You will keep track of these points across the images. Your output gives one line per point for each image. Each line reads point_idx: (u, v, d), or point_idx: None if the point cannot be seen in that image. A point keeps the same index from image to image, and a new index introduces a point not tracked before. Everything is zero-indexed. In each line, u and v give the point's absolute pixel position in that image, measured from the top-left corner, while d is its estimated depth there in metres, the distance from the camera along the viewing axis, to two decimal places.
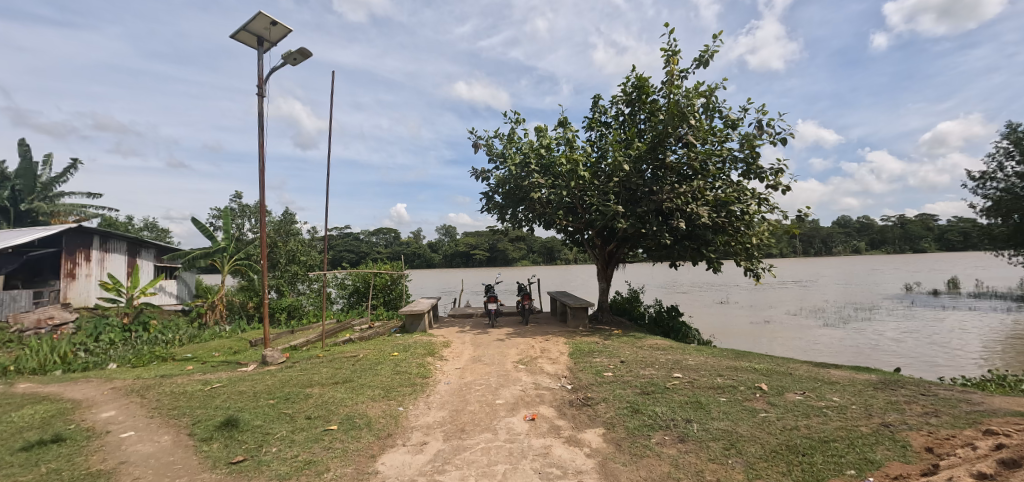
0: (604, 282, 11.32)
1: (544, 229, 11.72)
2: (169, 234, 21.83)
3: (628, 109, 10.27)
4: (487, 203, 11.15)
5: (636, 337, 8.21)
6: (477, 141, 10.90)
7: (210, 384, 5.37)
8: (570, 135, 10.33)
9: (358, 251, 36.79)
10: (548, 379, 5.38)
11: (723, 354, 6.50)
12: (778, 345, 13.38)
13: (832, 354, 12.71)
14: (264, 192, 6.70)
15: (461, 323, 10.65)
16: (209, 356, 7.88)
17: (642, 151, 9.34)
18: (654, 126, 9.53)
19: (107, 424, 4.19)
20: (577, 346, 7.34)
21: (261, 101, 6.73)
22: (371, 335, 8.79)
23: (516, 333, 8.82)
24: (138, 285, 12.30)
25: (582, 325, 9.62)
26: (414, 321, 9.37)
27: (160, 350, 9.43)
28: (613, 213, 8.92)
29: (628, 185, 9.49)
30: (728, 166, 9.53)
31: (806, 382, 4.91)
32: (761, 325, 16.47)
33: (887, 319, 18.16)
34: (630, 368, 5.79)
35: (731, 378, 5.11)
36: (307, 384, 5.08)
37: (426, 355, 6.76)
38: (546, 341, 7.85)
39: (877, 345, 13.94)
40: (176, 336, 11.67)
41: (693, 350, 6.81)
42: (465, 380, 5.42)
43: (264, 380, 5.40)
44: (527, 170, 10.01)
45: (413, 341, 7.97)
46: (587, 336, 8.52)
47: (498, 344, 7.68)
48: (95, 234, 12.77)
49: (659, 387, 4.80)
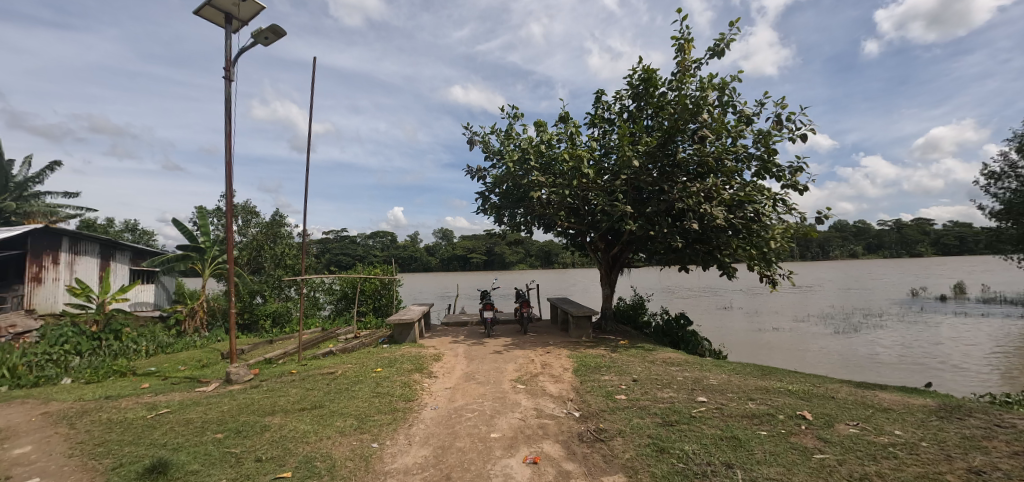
0: (608, 288, 10.61)
1: (544, 232, 11.02)
2: (151, 237, 21.01)
3: (633, 104, 9.60)
4: (483, 203, 10.43)
5: (645, 350, 7.48)
6: (473, 137, 10.19)
7: (156, 410, 4.57)
8: (572, 131, 9.64)
9: (354, 255, 35.99)
10: (551, 403, 4.63)
11: (746, 371, 5.79)
12: (789, 354, 12.64)
13: (848, 363, 11.97)
14: (232, 188, 5.94)
15: (455, 332, 9.89)
16: (173, 370, 7.12)
17: (651, 147, 8.64)
18: (663, 121, 8.85)
19: (11, 466, 3.42)
20: (582, 360, 6.62)
21: (229, 85, 6.00)
22: (355, 346, 8.01)
23: (515, 344, 8.07)
24: (109, 291, 11.48)
25: (586, 335, 8.87)
26: (403, 331, 8.63)
27: (124, 362, 8.63)
28: (620, 214, 8.17)
29: (635, 184, 8.79)
30: (742, 164, 8.85)
31: (856, 410, 4.21)
32: (769, 333, 15.76)
33: (897, 325, 17.53)
34: (646, 389, 5.04)
35: (767, 404, 4.39)
36: (268, 411, 4.30)
37: (412, 372, 6.01)
38: (547, 353, 7.14)
39: (892, 353, 13.27)
40: (147, 345, 11.10)
41: (713, 366, 6.10)
42: (454, 404, 4.67)
43: (219, 405, 4.62)
44: (526, 168, 9.30)
45: (400, 354, 7.24)
46: (592, 348, 7.79)
47: (494, 357, 6.96)
48: (64, 235, 11.85)
49: (684, 416, 4.05)
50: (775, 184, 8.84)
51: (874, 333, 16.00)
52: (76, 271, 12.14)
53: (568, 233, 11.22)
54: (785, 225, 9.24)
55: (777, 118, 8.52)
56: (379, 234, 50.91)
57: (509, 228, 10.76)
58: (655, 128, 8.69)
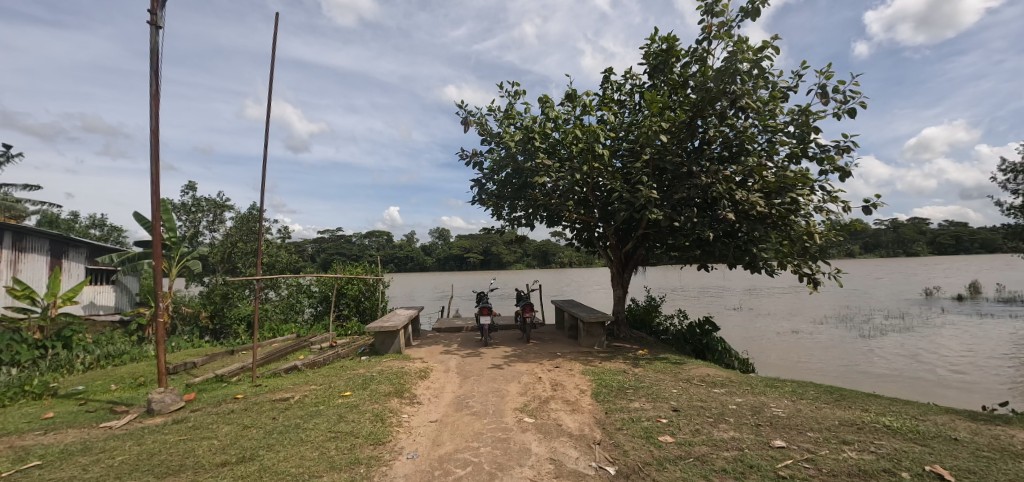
0: (620, 290, 9.43)
1: (548, 226, 9.82)
2: (122, 234, 19.59)
3: (650, 79, 8.34)
4: (478, 192, 9.17)
5: (674, 364, 6.23)
6: (466, 118, 8.90)
7: (22, 463, 3.27)
8: (581, 110, 8.40)
9: (349, 255, 34.86)
10: (572, 450, 3.36)
11: (814, 397, 4.59)
12: (817, 361, 11.43)
13: (885, 369, 10.76)
14: (158, 162, 4.66)
15: (447, 339, 8.61)
16: (100, 392, 5.83)
17: (676, 124, 7.38)
18: (689, 95, 7.60)
19: None
20: (601, 378, 5.40)
21: (155, 32, 4.73)
22: (328, 359, 6.72)
23: (517, 357, 6.82)
24: (57, 292, 10.10)
25: (599, 344, 7.65)
26: (386, 340, 7.35)
27: (54, 377, 7.27)
28: (643, 201, 6.92)
29: (658, 166, 7.56)
30: (780, 145, 7.61)
31: (1003, 463, 3.01)
32: (788, 336, 14.59)
33: (922, 327, 16.37)
34: (697, 425, 3.78)
35: (875, 455, 3.17)
36: (171, 469, 3.02)
37: (389, 396, 4.74)
38: (557, 369, 5.91)
39: (927, 357, 12.09)
40: (85, 355, 9.17)
41: (767, 389, 4.89)
42: (439, 451, 3.39)
43: (112, 456, 3.33)
44: (529, 150, 8.03)
45: (380, 370, 6.01)
46: (608, 361, 6.55)
47: (494, 374, 5.71)
48: (7, 229, 10.46)
49: (770, 477, 2.80)
50: (819, 168, 7.62)
51: (901, 336, 14.84)
52: (21, 271, 10.73)
53: (574, 228, 10.02)
54: (828, 215, 8.03)
55: (822, 90, 7.30)
56: (372, 234, 49.54)
57: (507, 223, 9.51)
58: (680, 102, 7.47)
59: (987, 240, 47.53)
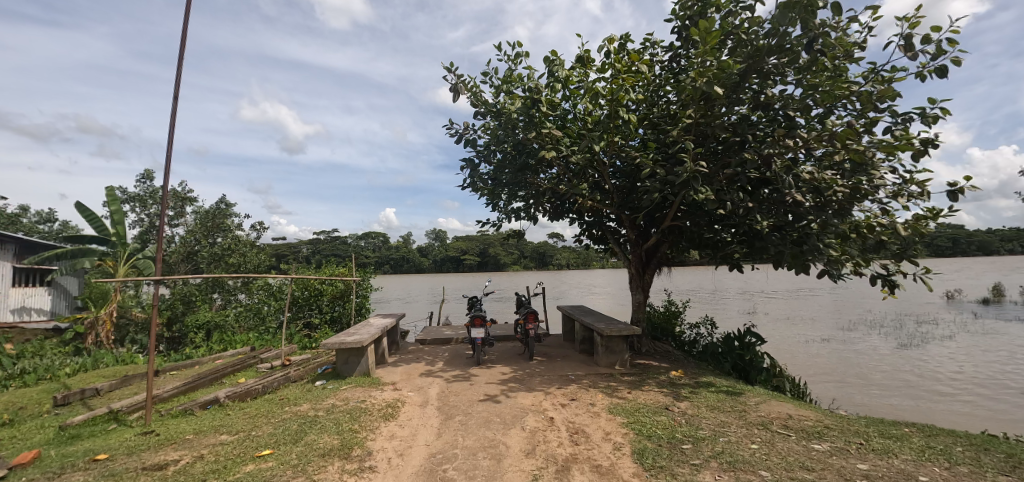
0: (639, 294, 7.85)
1: (551, 218, 8.23)
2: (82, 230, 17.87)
3: (681, 36, 6.72)
4: (471, 176, 7.58)
5: (729, 396, 4.63)
6: (457, 85, 7.31)
7: None
8: (595, 73, 6.78)
9: (340, 255, 33.14)
10: None
11: (976, 463, 3.00)
12: (865, 377, 9.83)
13: (945, 387, 9.22)
14: None
15: (432, 356, 6.99)
16: None
17: (721, 83, 5.74)
18: (737, 49, 5.95)
19: None
20: (637, 422, 3.80)
21: None
22: (269, 386, 5.08)
23: (519, 383, 5.22)
24: None
25: (620, 363, 6.07)
26: (350, 360, 5.73)
27: None
28: (684, 179, 5.32)
29: (699, 134, 5.91)
30: (850, 112, 5.95)
31: None
32: (820, 346, 13.02)
33: (965, 335, 14.67)
34: None
35: None
36: None
37: (327, 460, 3.11)
38: (574, 405, 4.32)
39: (985, 370, 10.56)
40: None
41: (894, 446, 3.27)
42: None
43: None
44: (533, 119, 6.42)
45: (331, 406, 4.38)
46: (637, 389, 4.96)
47: (488, 414, 4.08)
48: None
49: None
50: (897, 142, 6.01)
51: (944, 345, 13.29)
52: None
53: (585, 220, 8.46)
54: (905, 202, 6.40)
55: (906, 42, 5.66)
56: (365, 233, 47.63)
57: (504, 215, 7.93)
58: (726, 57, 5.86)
59: (991, 241, 46.46)
